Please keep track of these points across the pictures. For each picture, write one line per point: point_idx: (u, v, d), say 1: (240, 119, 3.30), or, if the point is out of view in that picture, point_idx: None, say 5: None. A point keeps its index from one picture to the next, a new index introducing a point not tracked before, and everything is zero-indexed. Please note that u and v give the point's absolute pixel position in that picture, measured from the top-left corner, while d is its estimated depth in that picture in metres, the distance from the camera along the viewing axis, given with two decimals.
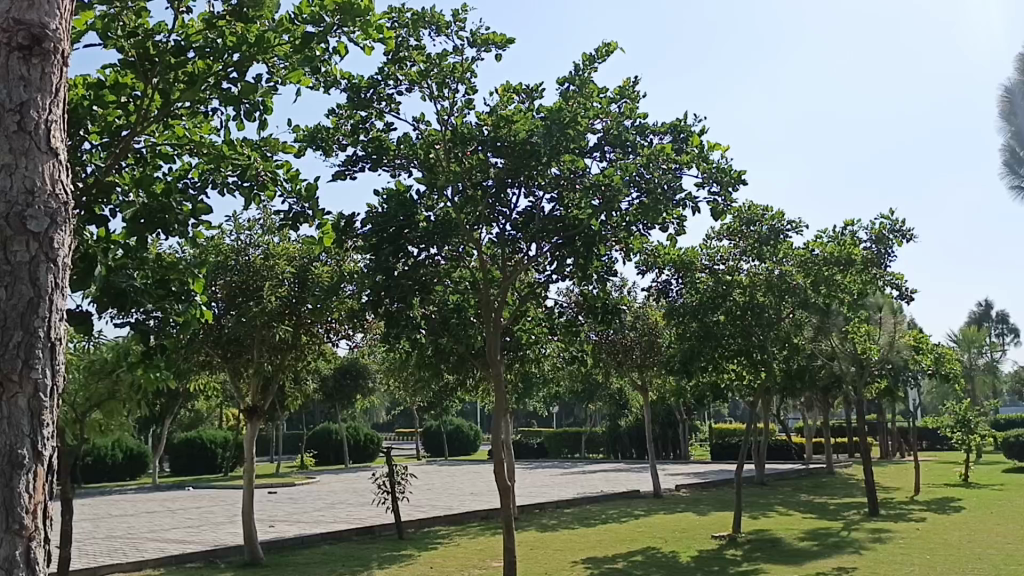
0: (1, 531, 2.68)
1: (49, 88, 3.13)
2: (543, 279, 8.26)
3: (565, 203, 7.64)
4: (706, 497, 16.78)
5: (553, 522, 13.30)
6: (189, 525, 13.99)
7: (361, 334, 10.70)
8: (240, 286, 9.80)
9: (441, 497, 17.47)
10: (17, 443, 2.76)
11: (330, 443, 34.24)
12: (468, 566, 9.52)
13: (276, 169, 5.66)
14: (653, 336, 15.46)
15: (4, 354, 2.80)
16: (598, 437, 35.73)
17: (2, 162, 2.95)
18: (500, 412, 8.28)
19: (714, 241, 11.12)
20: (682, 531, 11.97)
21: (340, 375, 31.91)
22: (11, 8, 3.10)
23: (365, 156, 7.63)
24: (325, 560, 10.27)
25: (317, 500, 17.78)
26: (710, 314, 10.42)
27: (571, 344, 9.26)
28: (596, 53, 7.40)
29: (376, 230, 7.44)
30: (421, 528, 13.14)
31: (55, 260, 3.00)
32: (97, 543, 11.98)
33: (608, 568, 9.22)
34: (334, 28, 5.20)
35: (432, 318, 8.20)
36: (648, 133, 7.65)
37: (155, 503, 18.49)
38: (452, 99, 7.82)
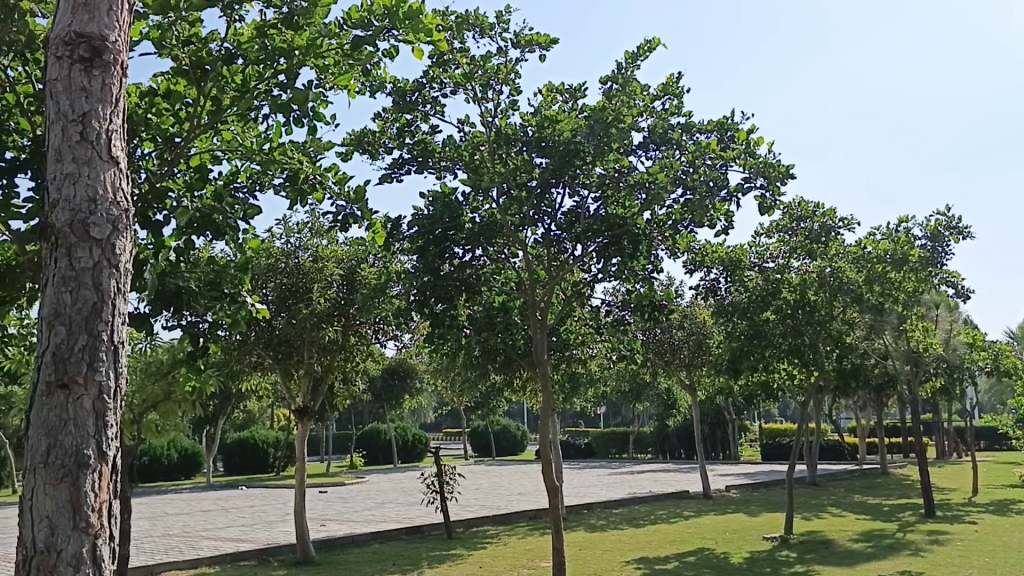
0: (69, 529, 2.77)
1: (110, 99, 3.22)
2: (589, 279, 8.24)
3: (610, 202, 7.63)
4: (757, 498, 16.60)
5: (601, 522, 13.28)
6: (242, 523, 14.25)
7: (409, 334, 10.77)
8: (290, 288, 9.95)
9: (489, 497, 17.52)
10: (83, 443, 2.85)
11: (378, 443, 34.58)
12: (517, 565, 9.56)
13: (325, 173, 5.77)
14: (701, 334, 15.32)
15: (70, 357, 2.89)
16: (646, 437, 35.54)
17: (65, 171, 3.06)
18: (546, 412, 8.26)
19: (763, 239, 10.98)
20: (732, 532, 11.85)
21: (387, 376, 32.21)
22: (74, 22, 3.22)
23: (411, 159, 7.70)
24: (376, 559, 10.39)
25: (366, 500, 17.97)
26: (757, 312, 10.36)
27: (619, 343, 9.23)
28: (639, 51, 7.37)
29: (423, 231, 7.52)
30: (470, 527, 13.21)
31: (118, 266, 3.08)
32: (154, 541, 12.26)
33: (657, 569, 9.18)
34: (383, 31, 5.26)
35: (478, 318, 8.26)
36: (693, 131, 7.61)
37: (209, 502, 18.84)
38: (496, 101, 7.86)
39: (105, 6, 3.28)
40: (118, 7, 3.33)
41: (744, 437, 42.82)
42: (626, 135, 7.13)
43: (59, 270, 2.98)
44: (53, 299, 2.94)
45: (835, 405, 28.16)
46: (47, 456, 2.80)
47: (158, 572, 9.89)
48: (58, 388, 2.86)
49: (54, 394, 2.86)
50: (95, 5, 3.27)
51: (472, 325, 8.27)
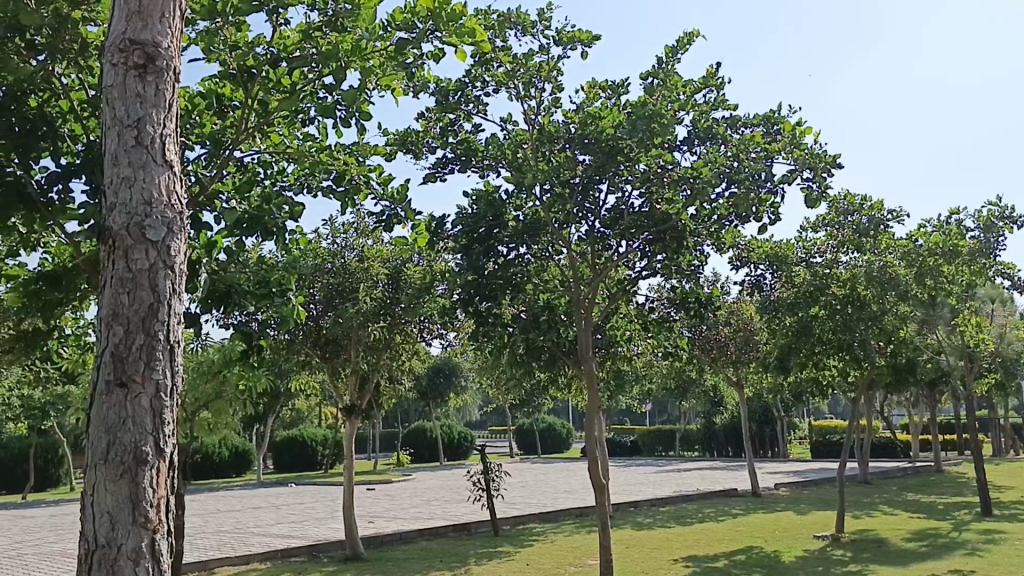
0: (128, 524, 2.85)
1: (164, 104, 3.30)
2: (633, 275, 8.21)
3: (654, 198, 7.59)
4: (807, 496, 16.36)
5: (648, 520, 13.22)
6: (292, 520, 14.46)
7: (453, 333, 10.80)
8: (338, 288, 10.07)
9: (535, 495, 17.55)
10: (141, 440, 2.92)
11: (425, 441, 34.80)
12: (565, 563, 9.55)
13: (370, 174, 5.83)
14: (748, 331, 15.17)
15: (128, 356, 2.97)
16: (693, 434, 35.25)
17: (121, 175, 3.14)
18: (592, 410, 8.23)
19: (810, 233, 10.83)
20: (783, 530, 11.73)
21: (433, 375, 32.43)
22: (127, 29, 3.30)
23: (455, 158, 7.74)
24: (425, 556, 10.47)
25: (413, 498, 18.09)
26: (805, 308, 10.25)
27: (665, 340, 9.17)
28: (678, 44, 7.32)
29: (466, 230, 7.59)
30: (517, 525, 13.24)
31: (173, 267, 3.15)
32: (208, 537, 12.51)
33: (707, 568, 9.12)
34: (427, 33, 5.31)
35: (523, 317, 8.28)
36: (739, 126, 7.54)
37: (260, 499, 19.13)
38: (539, 99, 7.87)
39: (157, 13, 3.36)
40: (170, 14, 3.41)
41: (793, 435, 42.19)
42: (668, 130, 6.96)
43: (116, 272, 3.05)
44: (111, 300, 3.02)
45: (886, 403, 27.70)
46: (107, 453, 2.88)
47: (213, 568, 10.08)
48: (117, 386, 2.94)
49: (113, 392, 2.93)
50: (148, 12, 3.34)
51: (517, 323, 8.30)
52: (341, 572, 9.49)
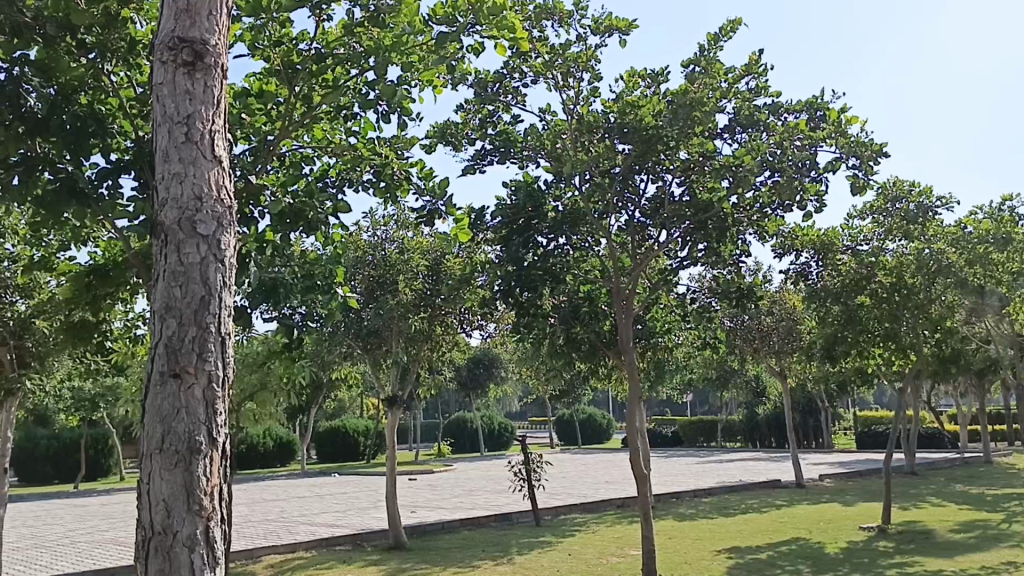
0: (183, 511, 2.92)
1: (212, 100, 3.36)
2: (674, 265, 8.17)
3: (695, 187, 7.56)
4: (853, 487, 16.16)
5: (690, 511, 13.17)
6: (336, 509, 14.65)
7: (493, 324, 10.83)
8: (379, 279, 10.16)
9: (576, 485, 17.58)
10: (195, 430, 2.98)
11: (466, 432, 35.01)
12: (607, 553, 9.56)
13: (411, 167, 5.88)
14: (792, 320, 15.00)
15: (181, 348, 3.03)
16: (735, 425, 34.96)
17: (172, 170, 3.21)
18: (633, 400, 8.21)
19: (856, 221, 10.68)
20: (828, 521, 11.61)
21: (473, 366, 32.63)
22: (176, 27, 3.36)
23: (494, 149, 7.76)
24: (466, 545, 10.55)
25: (455, 488, 18.24)
26: (851, 296, 10.07)
27: (706, 330, 9.12)
28: (720, 31, 7.24)
29: (506, 222, 7.63)
30: (558, 515, 13.27)
31: (223, 260, 3.21)
32: (255, 526, 12.74)
33: (750, 559, 9.06)
34: (467, 27, 5.33)
35: (563, 307, 8.30)
36: (782, 113, 7.45)
37: (305, 489, 19.42)
38: (577, 89, 7.85)
39: (205, 11, 3.42)
40: (217, 12, 3.46)
41: (838, 425, 41.59)
42: (710, 118, 7.01)
43: (169, 266, 3.11)
44: (165, 293, 3.09)
45: (934, 393, 27.23)
46: (163, 442, 2.95)
47: (259, 556, 10.26)
48: (171, 377, 3.01)
49: (167, 383, 3.00)
50: (196, 10, 3.40)
51: (557, 314, 8.30)
52: (384, 561, 9.61)
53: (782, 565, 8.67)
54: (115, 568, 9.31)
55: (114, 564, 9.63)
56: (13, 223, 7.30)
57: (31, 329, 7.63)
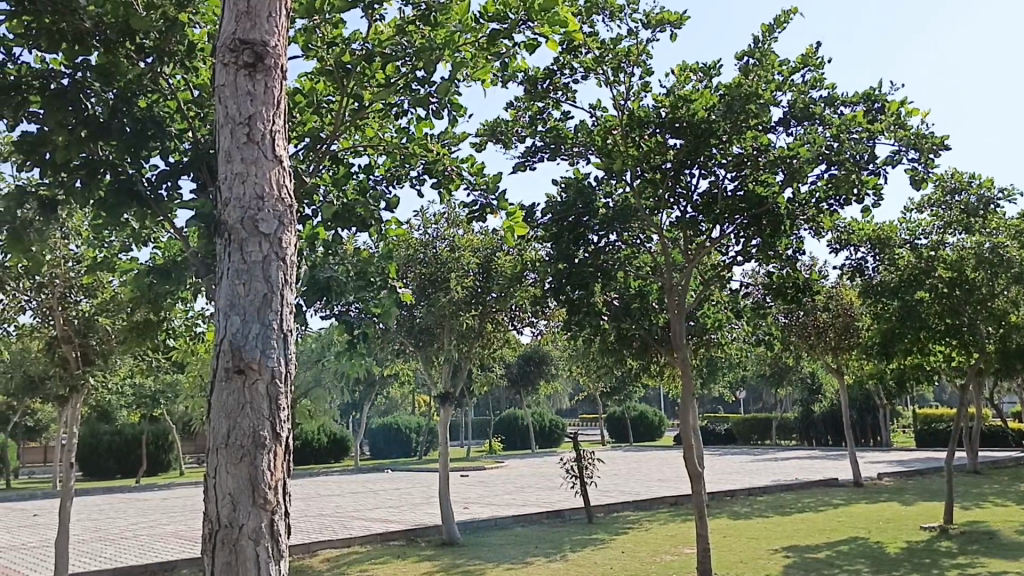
0: (249, 505, 2.97)
1: (272, 101, 3.41)
2: (727, 261, 8.08)
3: (748, 181, 7.41)
4: (913, 486, 15.83)
5: (745, 510, 13.02)
6: (390, 505, 14.79)
7: (544, 321, 10.82)
8: (430, 277, 10.21)
9: (628, 483, 17.55)
10: (259, 425, 3.03)
11: (517, 429, 35.08)
12: (659, 551, 9.49)
13: (462, 164, 5.91)
14: (849, 316, 14.71)
15: (245, 345, 3.09)
16: (790, 422, 34.45)
17: (235, 171, 3.27)
18: (686, 398, 8.11)
19: (914, 214, 10.44)
20: (888, 521, 11.37)
21: (523, 363, 32.67)
22: (238, 29, 3.42)
23: (544, 146, 7.75)
24: (520, 542, 10.57)
25: (507, 484, 18.29)
26: (910, 292, 9.83)
27: (761, 326, 9.00)
28: (774, 22, 7.13)
29: (556, 219, 7.62)
30: (611, 512, 13.22)
31: (285, 259, 3.26)
32: (311, 521, 12.93)
33: (808, 558, 8.93)
34: (518, 23, 5.35)
35: (615, 304, 8.24)
36: (838, 105, 7.32)
37: (359, 485, 19.66)
38: (628, 84, 7.80)
39: (264, 12, 3.47)
40: (277, 13, 3.51)
41: (897, 423, 40.69)
42: (764, 111, 7.02)
43: (233, 264, 3.17)
44: (229, 291, 3.15)
45: (998, 390, 26.50)
46: (228, 437, 3.01)
47: (315, 550, 10.41)
48: (235, 373, 3.06)
49: (232, 378, 3.06)
50: (256, 13, 3.45)
51: (609, 311, 8.22)
52: (438, 556, 9.68)
53: (840, 565, 8.52)
54: (177, 560, 9.55)
55: (175, 557, 9.87)
56: (76, 224, 7.51)
57: (95, 328, 7.86)
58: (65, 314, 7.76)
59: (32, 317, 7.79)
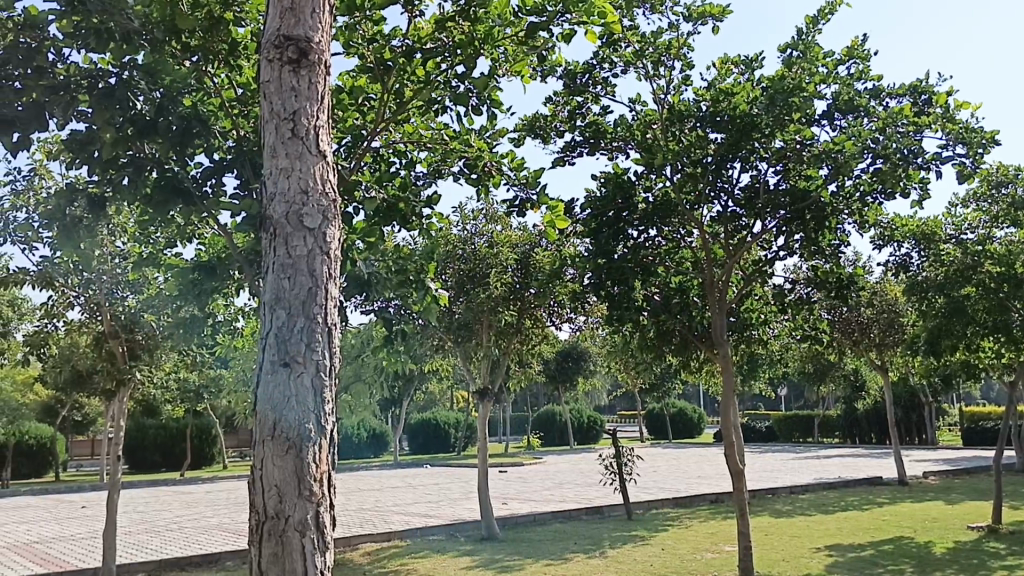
0: (296, 497, 3.00)
1: (317, 96, 3.43)
2: (769, 256, 7.98)
3: (791, 175, 7.34)
4: (959, 485, 15.53)
5: (786, 508, 12.90)
6: (429, 500, 14.89)
7: (583, 317, 10.77)
8: (468, 273, 10.24)
9: (668, 480, 17.48)
10: (305, 417, 3.07)
11: (555, 425, 35.07)
12: (700, 549, 9.40)
13: (502, 160, 5.89)
14: (893, 312, 14.46)
15: (291, 338, 3.12)
16: (832, 420, 33.99)
17: (280, 166, 3.30)
18: (727, 395, 8.03)
19: (961, 208, 10.23)
20: (933, 521, 11.18)
21: (561, 359, 32.62)
22: (282, 26, 3.45)
23: (583, 141, 7.72)
24: (559, 538, 10.57)
25: (546, 480, 18.29)
26: (956, 287, 9.60)
27: (804, 323, 8.89)
28: (819, 14, 7.03)
29: (595, 215, 7.61)
30: (650, 509, 13.17)
31: (329, 253, 3.28)
32: (351, 515, 13.06)
33: (851, 557, 8.80)
34: (556, 16, 5.33)
35: (655, 299, 8.18)
36: (883, 97, 7.19)
37: (398, 479, 19.82)
38: (668, 78, 7.75)
39: (309, 8, 3.49)
40: (320, 9, 3.54)
41: (942, 421, 39.92)
42: (808, 104, 6.89)
43: (278, 258, 3.20)
44: (275, 285, 3.18)
45: None
46: (274, 429, 3.04)
47: (355, 543, 10.51)
48: (281, 366, 3.10)
49: (278, 371, 3.10)
50: (300, 9, 3.48)
51: (648, 306, 8.17)
52: (477, 551, 9.70)
53: (884, 565, 8.39)
54: (220, 552, 9.69)
55: (219, 549, 10.02)
56: (123, 221, 7.64)
57: (140, 323, 8.01)
58: (112, 309, 7.89)
59: (80, 313, 7.96)
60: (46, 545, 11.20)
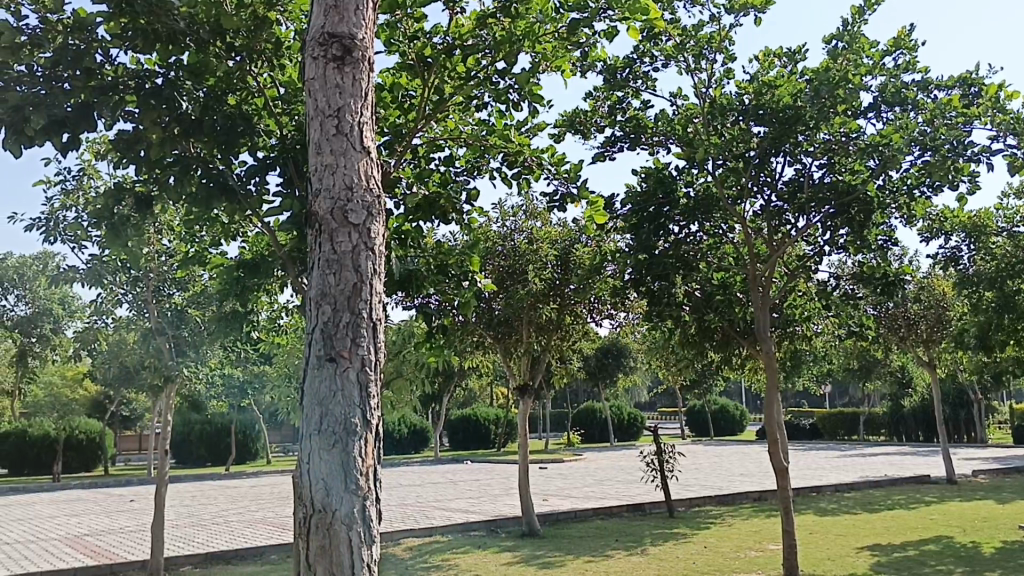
0: (342, 491, 3.02)
1: (360, 93, 3.45)
2: (814, 252, 7.86)
3: (837, 168, 7.20)
4: (1011, 484, 15.19)
5: (832, 506, 12.73)
6: (470, 496, 14.94)
7: (624, 313, 10.72)
8: (508, 269, 10.21)
9: (710, 477, 17.35)
10: (350, 412, 3.09)
11: (595, 421, 35.00)
12: (744, 547, 9.29)
13: (542, 154, 5.88)
14: (942, 308, 14.19)
15: (337, 333, 3.14)
16: (879, 418, 33.52)
17: (325, 163, 3.32)
18: (771, 392, 7.91)
19: (1012, 200, 9.99)
20: (984, 520, 10.94)
21: (601, 356, 32.55)
22: (326, 23, 3.47)
23: (624, 136, 7.67)
24: (600, 535, 10.53)
25: (587, 477, 18.23)
26: (1007, 280, 9.31)
27: (849, 318, 8.73)
28: (865, 4, 6.90)
29: (636, 209, 7.54)
30: (692, 506, 13.07)
31: (374, 249, 3.30)
32: (394, 510, 13.14)
33: (897, 556, 8.67)
34: (598, 12, 5.30)
35: (697, 295, 8.07)
36: (931, 89, 7.05)
37: (440, 475, 19.93)
38: (710, 72, 7.67)
39: (353, 6, 3.51)
40: (364, 6, 3.56)
41: (994, 419, 39.15)
42: (854, 95, 6.76)
43: (324, 254, 3.22)
44: (320, 281, 3.20)
45: None
46: (321, 425, 3.07)
47: (398, 538, 10.58)
48: (327, 361, 3.12)
49: (324, 366, 3.12)
50: (344, 7, 3.50)
51: (690, 302, 8.06)
52: (518, 547, 9.71)
53: (932, 565, 8.24)
54: (265, 546, 9.82)
55: (264, 543, 10.15)
56: (169, 220, 7.76)
57: (187, 320, 8.15)
58: (159, 306, 8.05)
59: (128, 310, 8.11)
60: (96, 537, 11.45)
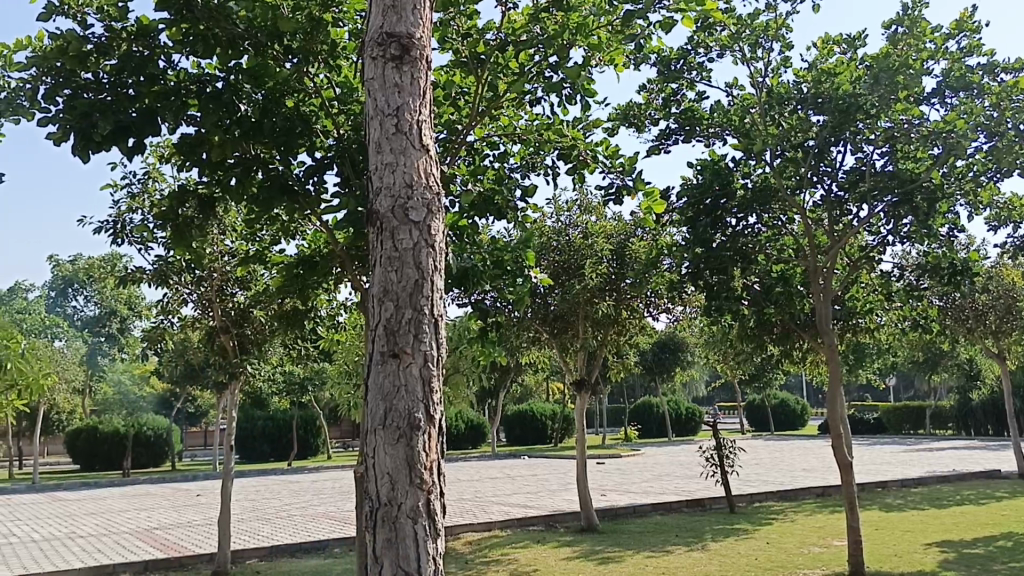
0: (406, 484, 3.06)
1: (419, 91, 3.49)
2: (877, 242, 7.69)
3: (899, 156, 7.04)
4: None
5: (898, 501, 12.46)
6: (528, 491, 14.97)
7: (681, 307, 10.62)
8: (563, 265, 10.17)
9: (771, 472, 17.11)
10: (413, 407, 3.12)
11: (653, 416, 34.81)
12: (806, 543, 9.14)
13: (597, 148, 5.85)
14: (1012, 298, 13.75)
15: (399, 329, 3.18)
16: (946, 411, 32.69)
17: (385, 161, 3.36)
18: (834, 385, 7.76)
19: None
20: None
21: (657, 350, 32.31)
22: (384, 23, 3.52)
23: (679, 128, 7.60)
24: (660, 530, 10.47)
25: (644, 472, 18.15)
26: None
27: (913, 309, 8.54)
28: None
29: (692, 203, 7.49)
30: (752, 502, 12.91)
31: (434, 245, 3.33)
32: (452, 505, 13.24)
33: (967, 553, 8.46)
34: (653, 3, 5.25)
35: (756, 288, 7.94)
36: (997, 72, 6.84)
37: (498, 470, 20.01)
38: (766, 61, 7.57)
39: (410, 5, 3.54)
40: (421, 5, 3.59)
41: None
42: (916, 81, 6.60)
43: (385, 251, 3.27)
44: (382, 279, 3.24)
45: None
46: (384, 419, 3.11)
47: (456, 533, 10.67)
48: (391, 357, 3.16)
49: (388, 362, 3.16)
50: (402, 6, 3.54)
51: (750, 295, 7.93)
52: (577, 542, 9.70)
53: (1004, 561, 8.02)
54: (327, 540, 9.99)
55: (326, 537, 10.32)
56: (230, 221, 7.93)
57: (250, 318, 8.30)
58: (223, 306, 8.23)
59: (193, 309, 8.31)
60: (165, 531, 11.76)
